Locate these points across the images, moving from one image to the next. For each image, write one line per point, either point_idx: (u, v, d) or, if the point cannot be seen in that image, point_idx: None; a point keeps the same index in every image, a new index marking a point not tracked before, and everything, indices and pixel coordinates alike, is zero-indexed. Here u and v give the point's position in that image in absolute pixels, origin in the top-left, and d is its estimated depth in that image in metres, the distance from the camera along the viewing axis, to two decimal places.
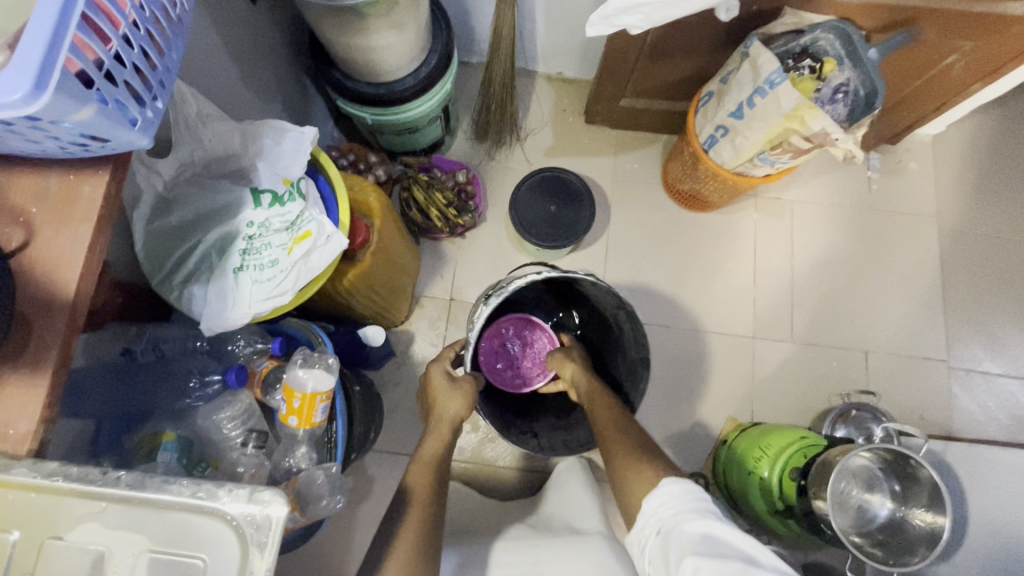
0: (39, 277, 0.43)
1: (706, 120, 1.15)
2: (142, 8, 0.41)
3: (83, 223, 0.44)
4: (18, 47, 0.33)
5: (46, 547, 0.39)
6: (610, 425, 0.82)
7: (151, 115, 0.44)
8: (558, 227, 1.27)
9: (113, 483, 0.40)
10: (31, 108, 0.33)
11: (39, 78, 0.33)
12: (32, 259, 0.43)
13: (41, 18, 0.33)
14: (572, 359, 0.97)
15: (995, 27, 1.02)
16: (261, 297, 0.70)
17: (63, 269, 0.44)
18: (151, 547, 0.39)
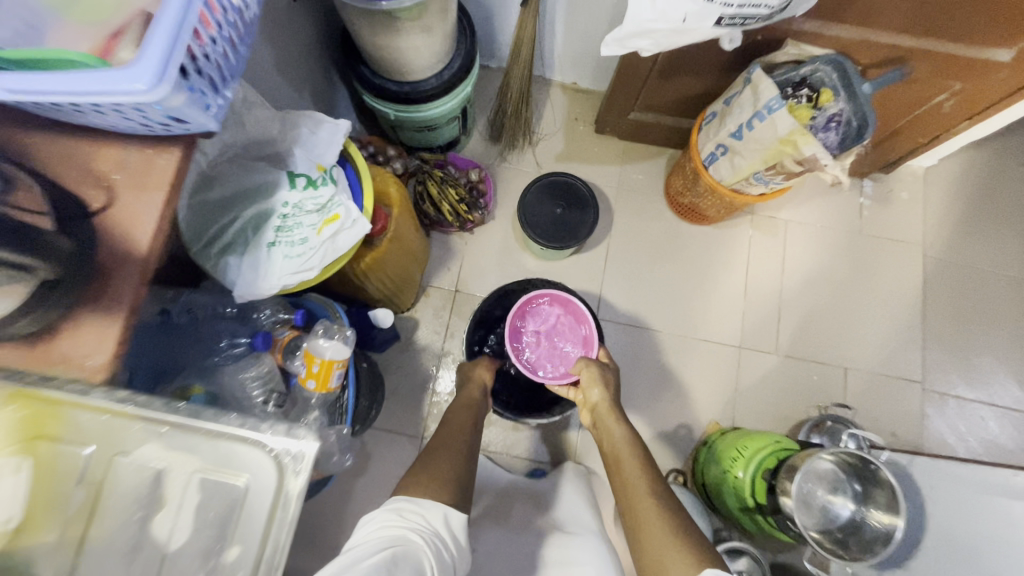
0: (115, 234, 0.50)
1: (708, 138, 1.22)
2: (228, 15, 0.49)
3: (158, 190, 0.52)
4: (143, 45, 0.40)
5: (114, 461, 0.46)
6: (640, 491, 0.82)
7: (220, 104, 0.51)
8: (562, 229, 1.34)
9: (173, 412, 0.48)
10: (150, 96, 0.40)
11: (161, 72, 0.40)
12: (111, 219, 0.51)
13: (165, 22, 0.41)
14: (603, 392, 0.97)
15: (980, 71, 1.09)
16: (290, 271, 0.78)
17: (137, 229, 0.51)
18: (203, 467, 0.47)
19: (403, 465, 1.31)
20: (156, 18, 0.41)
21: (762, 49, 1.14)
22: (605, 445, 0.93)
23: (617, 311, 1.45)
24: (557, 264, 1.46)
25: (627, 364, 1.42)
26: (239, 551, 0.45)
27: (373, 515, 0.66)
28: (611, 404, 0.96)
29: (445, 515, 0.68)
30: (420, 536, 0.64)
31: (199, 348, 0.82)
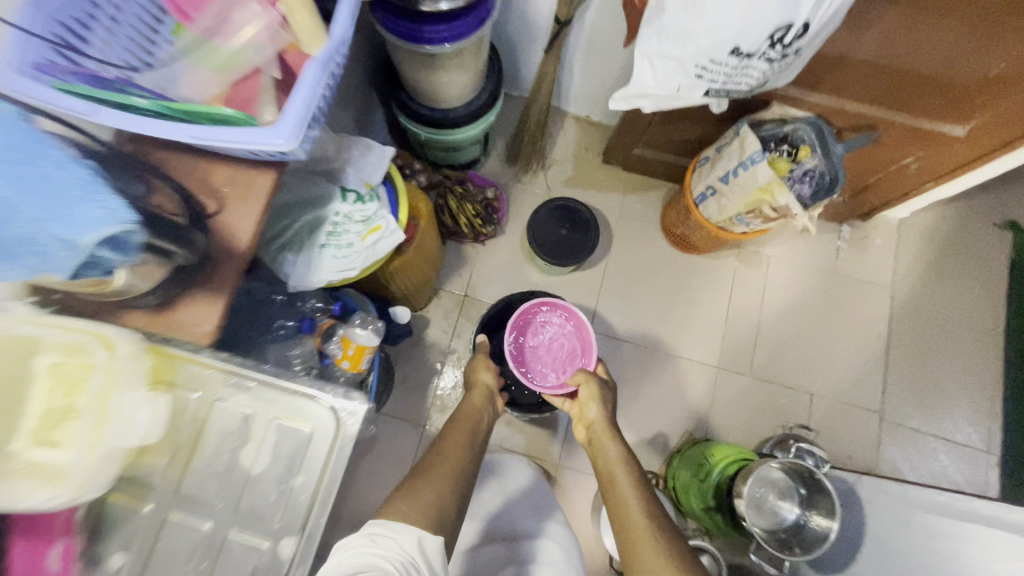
0: (223, 235, 0.66)
1: (700, 179, 1.38)
2: (330, 84, 0.67)
3: (257, 203, 0.67)
4: (284, 112, 0.58)
5: (215, 404, 0.62)
6: (629, 500, 0.91)
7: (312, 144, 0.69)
8: (565, 248, 1.50)
9: (259, 372, 0.64)
10: (284, 148, 0.59)
11: (294, 132, 0.58)
12: (221, 222, 0.66)
13: (300, 98, 0.59)
14: (598, 408, 1.09)
15: (940, 142, 1.25)
16: (336, 269, 0.94)
17: (240, 232, 0.66)
18: (281, 415, 0.62)
19: (406, 448, 1.46)
20: (293, 94, 0.59)
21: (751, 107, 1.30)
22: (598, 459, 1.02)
23: (609, 325, 1.61)
24: (558, 279, 1.62)
25: (614, 374, 1.57)
26: (303, 480, 0.60)
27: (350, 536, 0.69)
28: (606, 421, 1.07)
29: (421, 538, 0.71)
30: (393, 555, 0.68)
31: (250, 325, 0.94)
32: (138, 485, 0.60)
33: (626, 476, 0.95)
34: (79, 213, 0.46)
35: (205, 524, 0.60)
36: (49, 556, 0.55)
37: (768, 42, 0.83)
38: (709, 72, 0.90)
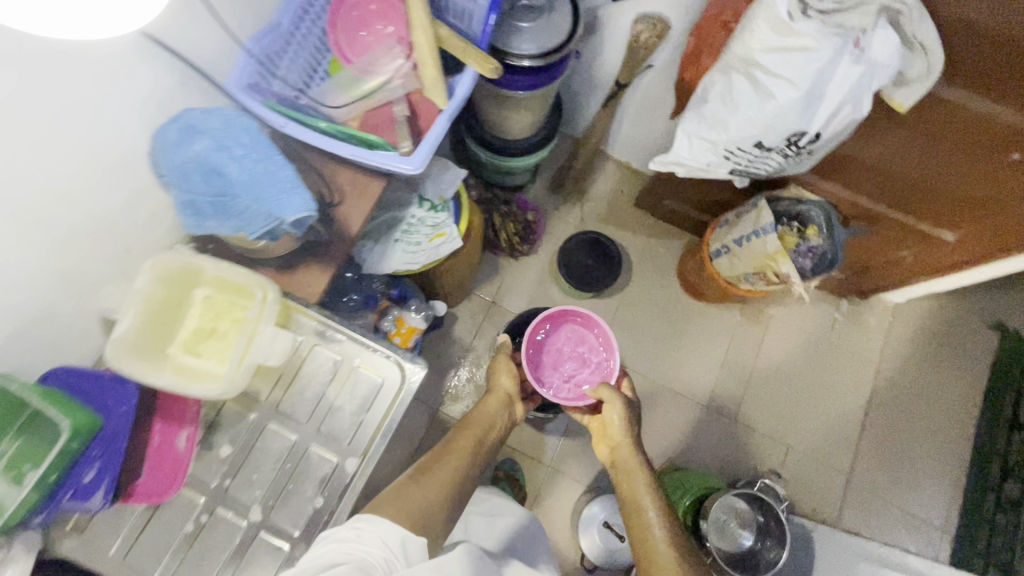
0: (338, 221, 0.84)
1: (718, 238, 1.57)
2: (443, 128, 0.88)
3: (368, 201, 0.85)
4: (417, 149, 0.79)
5: (314, 348, 0.82)
6: (654, 533, 0.92)
7: None
8: (588, 277, 1.69)
9: (349, 329, 0.82)
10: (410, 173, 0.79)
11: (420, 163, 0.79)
12: (339, 211, 0.84)
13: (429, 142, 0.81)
14: (621, 427, 1.07)
15: (933, 243, 1.41)
16: (404, 261, 1.15)
17: (351, 221, 0.84)
18: (363, 365, 0.82)
19: (418, 426, 1.64)
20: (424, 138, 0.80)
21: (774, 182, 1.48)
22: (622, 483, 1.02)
23: None
24: (577, 302, 1.80)
25: None
26: (372, 417, 0.79)
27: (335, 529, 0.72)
28: (631, 442, 1.06)
29: (404, 540, 0.73)
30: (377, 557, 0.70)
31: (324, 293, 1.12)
32: (248, 397, 0.79)
33: (652, 502, 0.96)
34: (289, 200, 0.65)
35: (293, 435, 0.79)
36: (179, 441, 0.76)
37: (784, 142, 1.03)
38: (736, 156, 1.09)
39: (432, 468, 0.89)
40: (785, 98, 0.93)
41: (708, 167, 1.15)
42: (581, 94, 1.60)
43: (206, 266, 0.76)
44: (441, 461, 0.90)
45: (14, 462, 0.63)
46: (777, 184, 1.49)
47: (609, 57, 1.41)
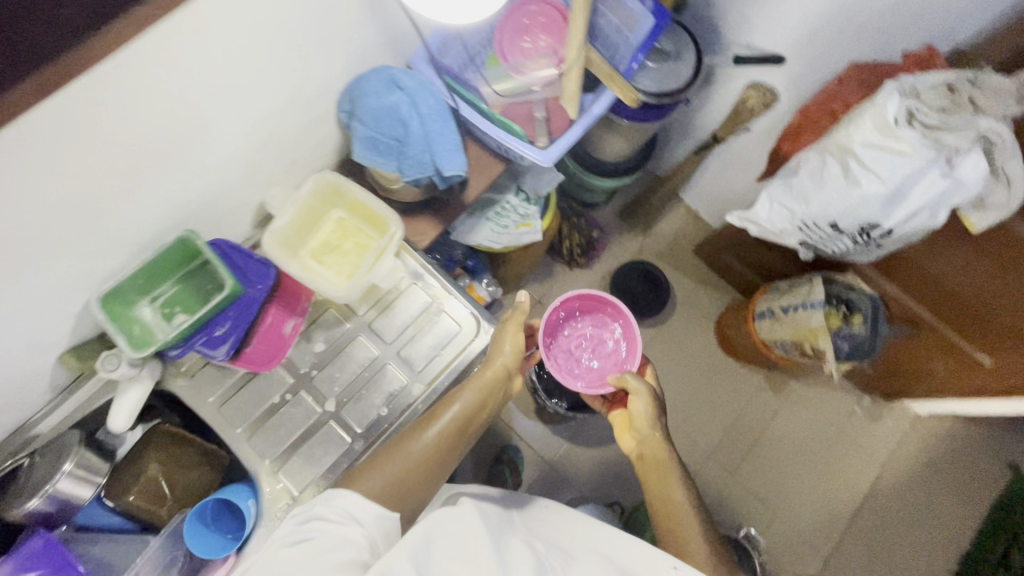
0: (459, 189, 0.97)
1: (765, 300, 1.66)
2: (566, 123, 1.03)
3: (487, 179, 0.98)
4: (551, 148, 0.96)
5: (411, 286, 0.95)
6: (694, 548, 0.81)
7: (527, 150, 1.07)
8: (634, 304, 1.80)
9: (444, 279, 0.95)
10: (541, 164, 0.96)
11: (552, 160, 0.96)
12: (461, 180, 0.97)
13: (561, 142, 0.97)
14: (647, 418, 0.94)
15: (968, 362, 1.47)
16: (488, 238, 1.26)
17: (469, 192, 0.97)
18: (449, 312, 0.94)
19: None
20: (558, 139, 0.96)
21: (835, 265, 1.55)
22: (654, 488, 0.89)
23: None
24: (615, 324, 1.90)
25: None
26: (444, 355, 0.92)
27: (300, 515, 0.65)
28: (661, 437, 0.94)
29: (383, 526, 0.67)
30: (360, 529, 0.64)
31: None
32: (348, 309, 0.93)
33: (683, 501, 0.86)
34: (452, 157, 0.78)
35: (377, 351, 0.92)
36: (287, 326, 0.88)
37: (859, 228, 1.12)
38: (810, 230, 1.19)
39: (406, 456, 0.73)
40: (872, 190, 1.02)
41: (780, 232, 1.25)
42: (677, 136, 1.71)
43: (354, 190, 0.89)
44: (417, 450, 0.74)
45: (166, 307, 0.82)
46: (836, 268, 1.57)
47: (714, 111, 1.51)
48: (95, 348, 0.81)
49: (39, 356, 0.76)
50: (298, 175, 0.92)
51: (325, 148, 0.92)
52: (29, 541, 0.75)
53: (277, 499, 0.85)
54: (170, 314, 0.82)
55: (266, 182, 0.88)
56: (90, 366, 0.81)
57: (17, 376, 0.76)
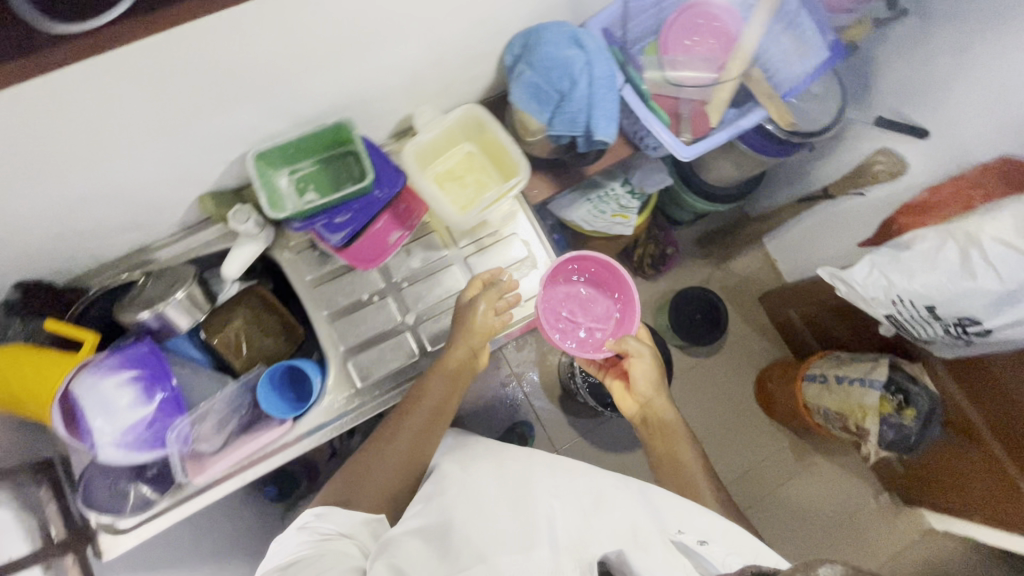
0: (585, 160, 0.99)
1: (821, 365, 1.63)
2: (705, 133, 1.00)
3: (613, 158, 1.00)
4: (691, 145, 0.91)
5: (513, 236, 0.99)
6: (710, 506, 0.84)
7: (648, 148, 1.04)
8: (687, 328, 1.81)
9: (546, 239, 1.00)
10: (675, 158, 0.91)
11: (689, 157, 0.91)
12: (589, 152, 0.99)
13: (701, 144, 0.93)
14: (648, 379, 0.96)
15: (1012, 494, 1.33)
16: (582, 218, 1.28)
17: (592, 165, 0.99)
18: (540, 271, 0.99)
19: None
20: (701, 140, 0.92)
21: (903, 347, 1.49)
22: (666, 450, 0.92)
23: None
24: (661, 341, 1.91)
25: None
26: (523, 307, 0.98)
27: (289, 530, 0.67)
28: (666, 398, 0.97)
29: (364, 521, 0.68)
30: (343, 543, 0.64)
31: None
32: (450, 239, 0.98)
33: (694, 458, 0.90)
34: (602, 121, 0.79)
35: (465, 284, 0.97)
36: (392, 237, 0.93)
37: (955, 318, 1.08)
38: (901, 306, 1.14)
39: (376, 474, 0.77)
40: None
41: (869, 299, 1.20)
42: (790, 181, 1.69)
43: (498, 130, 0.91)
44: (387, 463, 0.78)
45: (301, 182, 0.88)
46: (908, 355, 1.49)
47: (835, 165, 1.48)
48: (229, 199, 0.88)
49: (187, 191, 0.84)
50: (445, 101, 0.96)
51: (477, 84, 0.96)
52: (130, 344, 0.80)
53: (338, 386, 0.91)
54: (302, 189, 0.87)
55: (418, 98, 0.92)
56: (220, 214, 0.87)
57: (163, 201, 0.83)
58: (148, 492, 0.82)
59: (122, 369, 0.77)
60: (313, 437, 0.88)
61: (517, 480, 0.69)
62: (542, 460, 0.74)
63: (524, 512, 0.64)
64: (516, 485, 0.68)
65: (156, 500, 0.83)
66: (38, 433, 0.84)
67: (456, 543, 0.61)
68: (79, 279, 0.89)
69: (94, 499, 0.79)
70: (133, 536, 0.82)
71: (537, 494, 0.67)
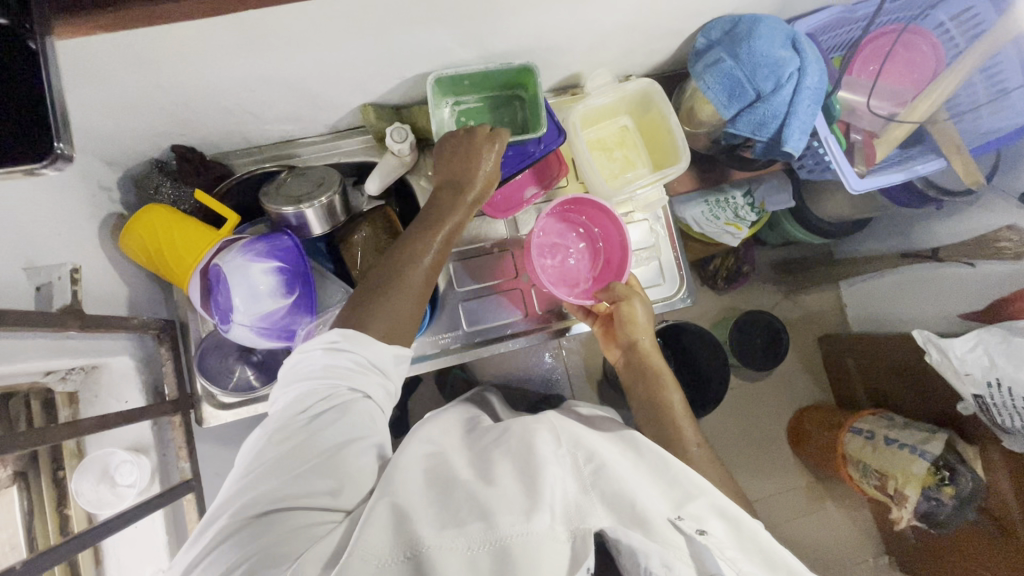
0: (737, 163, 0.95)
1: (873, 423, 1.50)
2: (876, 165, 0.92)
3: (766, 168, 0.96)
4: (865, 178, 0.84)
5: (645, 223, 0.98)
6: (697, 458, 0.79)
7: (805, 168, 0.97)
8: (743, 349, 1.70)
9: (675, 235, 0.99)
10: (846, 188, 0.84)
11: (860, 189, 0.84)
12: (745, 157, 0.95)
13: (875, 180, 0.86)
14: (637, 322, 0.89)
15: None
16: (698, 219, 1.18)
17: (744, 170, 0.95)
18: (661, 265, 0.98)
19: None
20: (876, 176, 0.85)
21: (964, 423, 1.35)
22: (653, 399, 0.87)
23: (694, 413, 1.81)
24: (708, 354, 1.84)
25: None
26: None
27: (306, 350, 0.63)
28: (651, 344, 0.91)
29: (395, 358, 0.67)
30: (354, 384, 0.62)
31: None
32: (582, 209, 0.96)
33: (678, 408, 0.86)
34: (793, 130, 0.76)
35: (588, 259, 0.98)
36: (527, 194, 0.93)
37: None
38: (995, 391, 1.12)
39: (380, 309, 0.67)
40: None
41: (960, 373, 1.18)
42: (888, 233, 1.57)
43: (668, 114, 0.87)
44: (394, 296, 0.68)
45: (461, 116, 0.86)
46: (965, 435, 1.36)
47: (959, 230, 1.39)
48: (388, 115, 0.86)
49: (355, 96, 0.81)
50: (620, 66, 0.91)
51: (656, 57, 0.91)
52: (278, 234, 0.78)
53: (445, 325, 0.92)
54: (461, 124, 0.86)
55: (597, 57, 0.87)
56: (377, 128, 0.86)
57: (331, 102, 0.81)
58: (251, 376, 0.84)
59: (266, 258, 0.75)
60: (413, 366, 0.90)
61: (518, 447, 0.64)
62: (535, 423, 0.68)
63: (524, 475, 0.59)
64: (510, 454, 0.63)
65: (257, 387, 0.84)
66: (161, 295, 0.87)
67: (457, 498, 0.56)
68: (224, 156, 0.89)
69: (207, 368, 0.83)
70: (229, 413, 0.84)
71: (536, 457, 0.60)
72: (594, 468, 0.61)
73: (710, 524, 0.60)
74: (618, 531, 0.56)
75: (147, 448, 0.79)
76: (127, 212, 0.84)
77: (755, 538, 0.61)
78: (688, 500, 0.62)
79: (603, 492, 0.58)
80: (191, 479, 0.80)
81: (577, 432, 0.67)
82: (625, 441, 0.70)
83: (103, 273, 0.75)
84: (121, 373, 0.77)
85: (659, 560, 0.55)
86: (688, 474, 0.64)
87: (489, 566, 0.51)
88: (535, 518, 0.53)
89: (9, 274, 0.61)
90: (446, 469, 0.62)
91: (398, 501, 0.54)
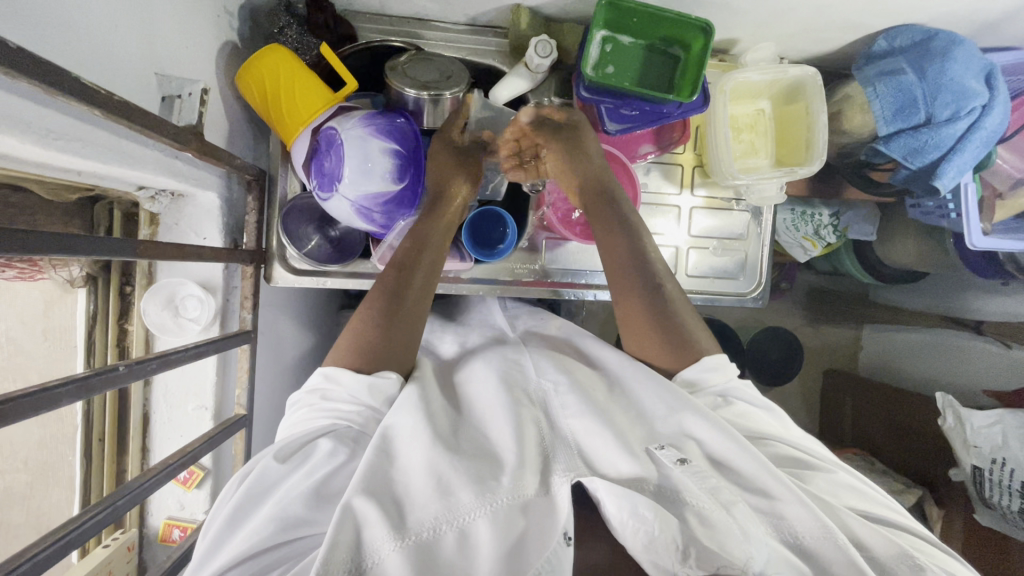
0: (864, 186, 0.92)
1: (850, 460, 1.42)
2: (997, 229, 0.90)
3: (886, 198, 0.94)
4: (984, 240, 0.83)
5: (743, 215, 0.95)
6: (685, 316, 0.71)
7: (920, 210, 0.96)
8: (760, 356, 1.61)
9: (767, 234, 0.96)
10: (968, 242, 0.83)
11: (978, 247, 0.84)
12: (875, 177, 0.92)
13: (999, 245, 0.85)
14: (580, 150, 0.79)
15: None
16: (785, 229, 1.11)
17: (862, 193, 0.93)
18: (745, 259, 0.97)
19: None
20: (1001, 241, 0.84)
21: (938, 487, 1.30)
22: (607, 238, 0.75)
23: None
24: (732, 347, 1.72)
25: None
26: (708, 283, 0.96)
27: (300, 395, 0.62)
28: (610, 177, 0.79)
29: (371, 389, 0.60)
30: (335, 418, 0.59)
31: None
32: (693, 180, 0.94)
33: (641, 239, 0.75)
34: (947, 168, 0.75)
35: (677, 231, 0.94)
36: (642, 150, 0.90)
37: None
38: (995, 468, 1.09)
39: (404, 304, 0.67)
40: None
41: (966, 444, 1.13)
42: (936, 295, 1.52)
43: (818, 112, 0.82)
44: (416, 291, 0.69)
45: (609, 48, 0.80)
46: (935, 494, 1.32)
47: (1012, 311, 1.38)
48: (538, 24, 0.81)
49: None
50: (783, 48, 0.86)
51: (820, 48, 0.86)
52: (393, 115, 0.75)
53: (524, 255, 0.91)
54: (508, 88, 0.82)
55: (769, 30, 0.82)
56: (522, 35, 0.81)
57: None
58: (325, 250, 0.84)
59: (385, 137, 0.72)
60: (481, 285, 0.90)
61: (485, 398, 0.64)
62: (493, 359, 0.70)
63: (490, 448, 0.58)
64: (471, 416, 0.64)
65: (327, 262, 0.83)
66: (252, 140, 0.83)
67: (456, 447, 0.57)
68: (351, 15, 0.82)
69: (288, 229, 0.82)
70: (297, 280, 0.83)
71: (495, 419, 0.61)
72: (563, 406, 0.62)
73: (690, 455, 0.58)
74: (594, 481, 0.54)
75: (214, 288, 0.77)
76: (241, 44, 0.78)
77: (735, 470, 0.58)
78: (670, 422, 0.62)
79: (575, 445, 0.59)
80: (250, 331, 0.77)
81: (574, 364, 0.70)
82: (606, 378, 0.69)
83: (214, 102, 0.71)
84: (204, 209, 0.75)
85: (629, 508, 0.52)
86: (657, 396, 0.63)
87: (498, 526, 0.50)
88: (509, 478, 0.53)
89: (143, 72, 0.57)
90: (417, 396, 0.61)
91: (368, 490, 0.50)
